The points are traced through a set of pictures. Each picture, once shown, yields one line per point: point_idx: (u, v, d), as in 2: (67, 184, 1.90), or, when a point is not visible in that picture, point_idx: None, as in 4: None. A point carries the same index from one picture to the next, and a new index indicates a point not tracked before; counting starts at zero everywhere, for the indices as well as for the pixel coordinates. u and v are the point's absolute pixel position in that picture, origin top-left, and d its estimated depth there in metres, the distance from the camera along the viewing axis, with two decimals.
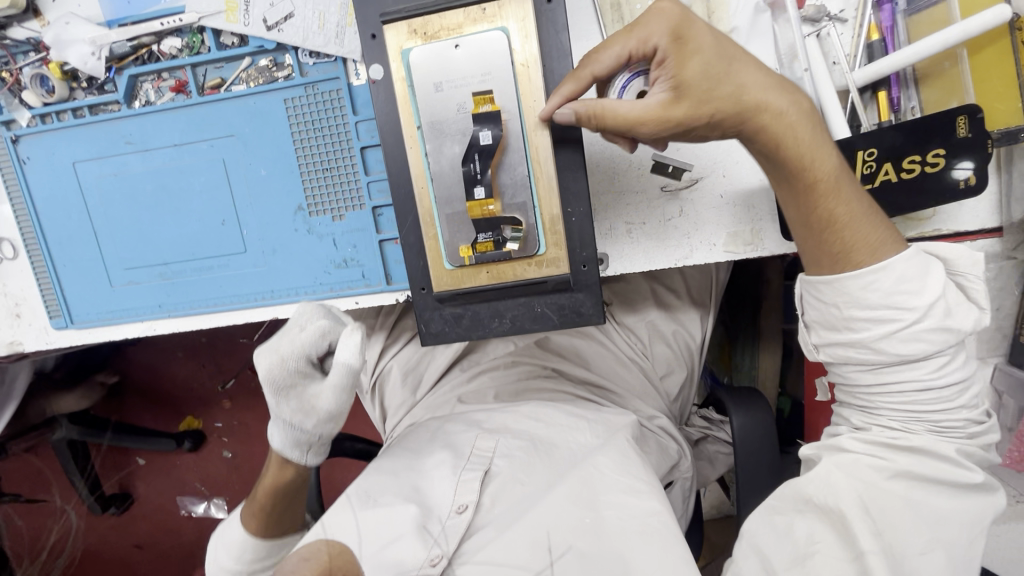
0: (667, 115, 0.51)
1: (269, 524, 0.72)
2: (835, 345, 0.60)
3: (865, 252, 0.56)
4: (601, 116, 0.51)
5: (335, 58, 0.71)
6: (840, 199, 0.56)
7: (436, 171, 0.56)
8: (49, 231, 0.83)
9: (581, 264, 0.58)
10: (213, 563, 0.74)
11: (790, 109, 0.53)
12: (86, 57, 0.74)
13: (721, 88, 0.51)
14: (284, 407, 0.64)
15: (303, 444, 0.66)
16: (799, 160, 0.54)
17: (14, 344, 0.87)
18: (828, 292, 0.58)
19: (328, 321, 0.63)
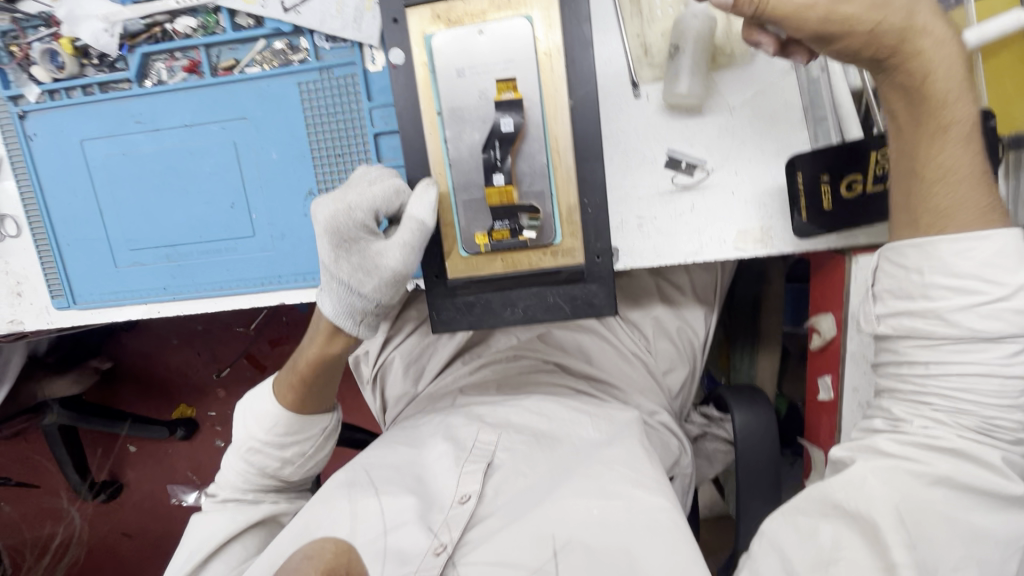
0: (836, 9, 0.50)
1: (308, 395, 0.70)
2: (904, 315, 0.55)
3: (970, 215, 0.53)
4: (768, 4, 0.50)
5: (351, 43, 0.71)
6: (962, 152, 0.54)
7: (455, 157, 0.56)
8: (54, 209, 0.82)
9: (595, 256, 0.59)
10: (238, 434, 0.73)
11: (948, 44, 0.53)
12: (98, 33, 0.73)
13: (895, 1, 0.51)
14: (344, 269, 0.56)
15: (356, 313, 0.58)
16: (940, 98, 0.53)
17: (14, 324, 0.86)
18: (913, 255, 0.54)
19: (399, 180, 0.57)
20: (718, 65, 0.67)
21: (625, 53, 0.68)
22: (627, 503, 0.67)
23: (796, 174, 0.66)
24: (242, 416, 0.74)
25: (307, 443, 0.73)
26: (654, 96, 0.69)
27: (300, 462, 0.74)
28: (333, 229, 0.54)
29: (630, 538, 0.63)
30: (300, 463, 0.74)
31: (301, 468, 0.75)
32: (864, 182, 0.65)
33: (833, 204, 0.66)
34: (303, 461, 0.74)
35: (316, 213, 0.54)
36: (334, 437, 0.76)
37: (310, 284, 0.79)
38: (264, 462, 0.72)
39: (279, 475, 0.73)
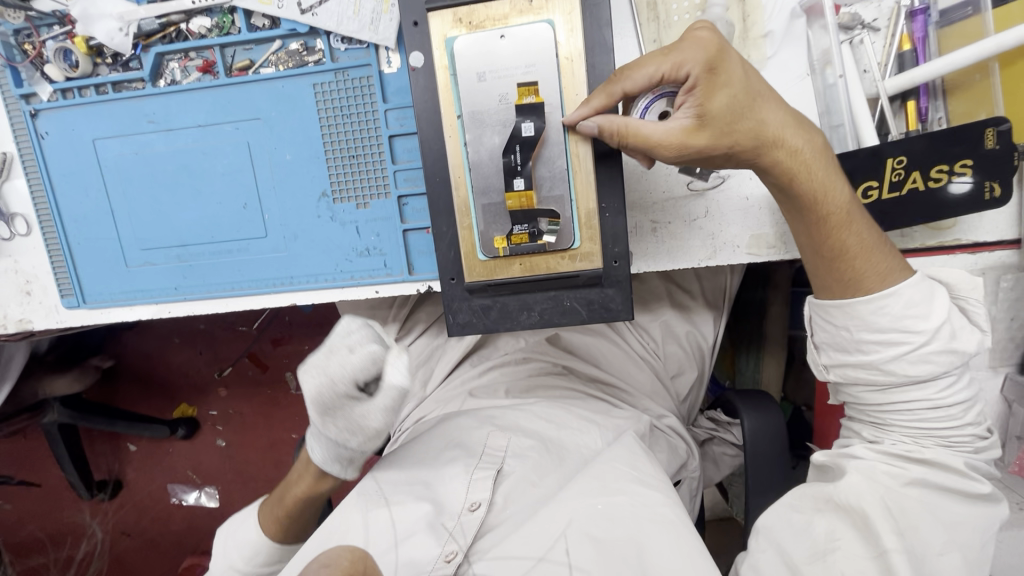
0: (687, 143, 0.52)
1: (288, 529, 0.70)
2: (845, 365, 0.62)
3: (875, 281, 0.58)
4: (629, 138, 0.52)
5: (367, 45, 0.71)
6: (854, 229, 0.58)
7: (474, 161, 0.56)
8: (65, 208, 0.82)
9: (612, 260, 0.59)
10: (217, 562, 0.71)
11: (802, 143, 0.55)
12: (113, 32, 0.73)
13: (740, 125, 0.52)
14: (331, 429, 0.60)
15: (344, 458, 0.63)
16: (818, 192, 0.56)
17: (23, 322, 0.86)
18: (838, 315, 0.60)
19: (377, 345, 0.59)
20: None
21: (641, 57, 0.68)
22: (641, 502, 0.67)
23: None
24: (222, 538, 0.72)
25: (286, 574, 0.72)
26: None
27: None
28: (318, 400, 0.57)
29: (639, 531, 0.63)
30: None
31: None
32: (881, 189, 0.64)
33: None
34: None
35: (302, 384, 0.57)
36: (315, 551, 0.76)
37: (323, 285, 0.79)
38: None
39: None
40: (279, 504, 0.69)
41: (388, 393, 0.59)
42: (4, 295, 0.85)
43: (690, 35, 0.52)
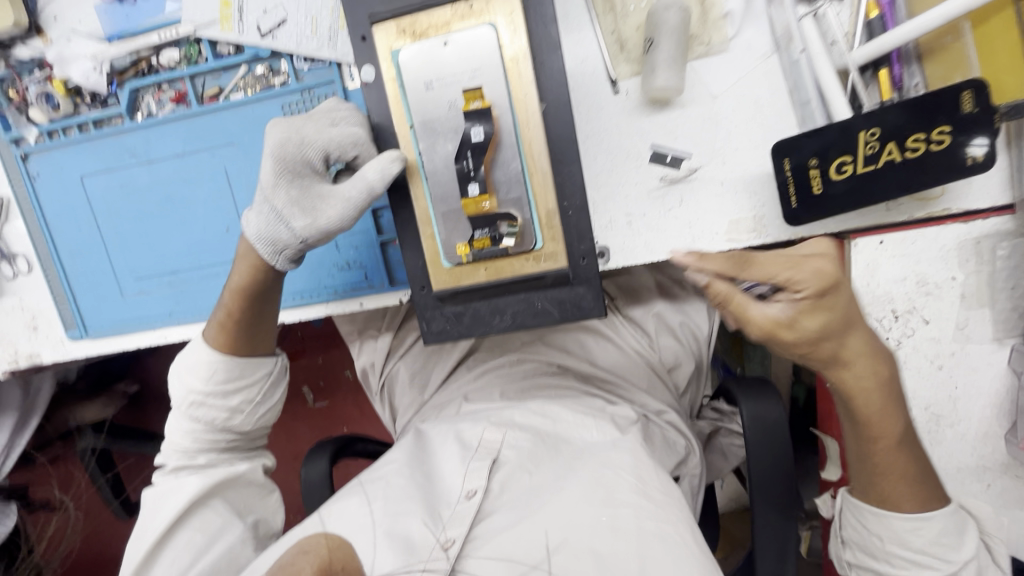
0: (777, 333, 0.49)
1: (237, 334, 0.67)
2: (867, 568, 0.58)
3: (910, 505, 0.55)
4: (729, 308, 0.50)
5: (329, 62, 0.72)
6: (901, 452, 0.54)
7: (430, 170, 0.56)
8: (61, 245, 0.85)
9: (579, 258, 0.58)
10: (176, 394, 0.68)
11: (877, 371, 0.52)
12: (88, 72, 0.76)
13: (825, 343, 0.49)
14: (280, 198, 0.58)
15: (277, 245, 0.60)
16: (867, 416, 0.53)
17: (32, 356, 0.89)
18: (872, 521, 0.56)
19: (361, 128, 0.58)
20: (696, 55, 0.66)
21: (601, 50, 0.68)
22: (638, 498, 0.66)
23: (783, 159, 0.64)
24: (176, 371, 0.69)
25: (252, 389, 0.68)
26: (633, 91, 0.68)
27: (250, 410, 0.69)
28: (280, 156, 0.57)
29: (643, 546, 0.61)
30: (251, 411, 0.69)
31: (253, 417, 0.69)
32: (855, 164, 0.62)
33: (823, 187, 0.63)
34: (253, 409, 0.69)
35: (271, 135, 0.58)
36: (281, 383, 0.72)
37: (309, 301, 0.81)
38: (211, 416, 0.67)
39: (230, 427, 0.68)
40: (220, 306, 0.66)
41: (356, 188, 0.57)
42: (13, 332, 0.89)
43: (810, 257, 0.48)
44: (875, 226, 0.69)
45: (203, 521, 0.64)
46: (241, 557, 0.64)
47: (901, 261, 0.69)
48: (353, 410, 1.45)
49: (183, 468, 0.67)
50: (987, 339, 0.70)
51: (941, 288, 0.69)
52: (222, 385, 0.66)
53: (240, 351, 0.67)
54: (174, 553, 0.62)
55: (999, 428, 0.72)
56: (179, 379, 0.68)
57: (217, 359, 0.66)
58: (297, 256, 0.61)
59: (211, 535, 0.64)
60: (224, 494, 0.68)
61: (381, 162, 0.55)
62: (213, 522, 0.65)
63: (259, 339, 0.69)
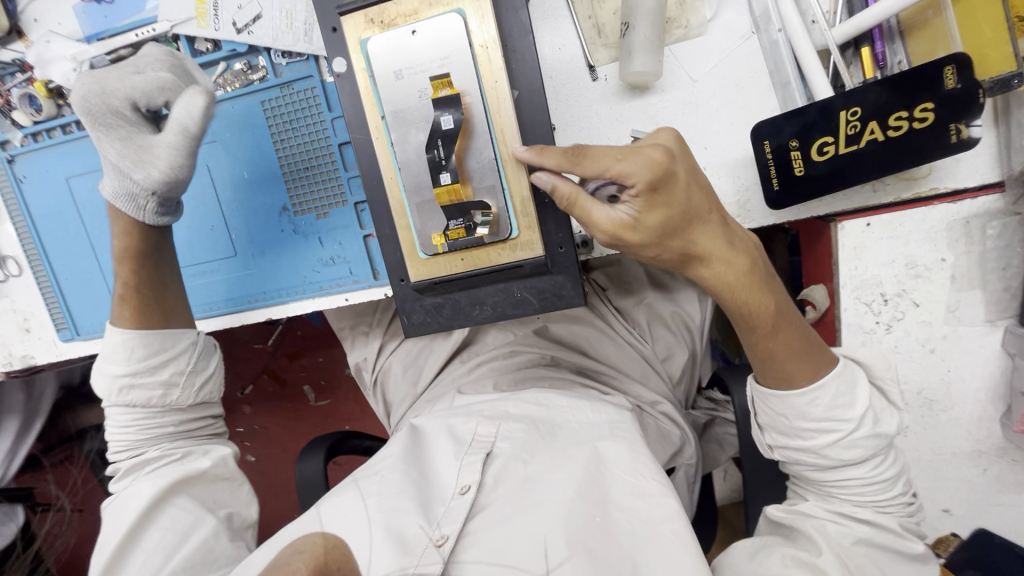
0: (621, 235, 0.51)
1: (149, 308, 0.69)
2: (789, 450, 0.57)
3: (805, 376, 0.54)
4: (578, 211, 0.51)
5: (306, 57, 0.71)
6: (788, 330, 0.54)
7: (403, 161, 0.56)
8: (50, 247, 0.85)
9: (557, 246, 0.58)
10: (104, 387, 0.68)
11: (738, 257, 0.53)
12: (69, 73, 0.76)
13: (672, 240, 0.51)
14: (111, 152, 0.64)
15: (133, 196, 0.66)
16: (740, 298, 0.53)
17: (26, 359, 0.90)
18: (776, 404, 0.56)
19: (169, 76, 0.65)
20: (674, 38, 0.65)
21: (578, 37, 0.67)
22: (629, 491, 0.65)
23: (764, 141, 0.63)
24: (98, 369, 0.69)
25: (181, 357, 0.69)
26: (612, 78, 0.67)
27: (185, 382, 0.70)
28: (86, 108, 0.63)
29: (636, 544, 0.61)
30: (186, 382, 0.70)
31: (191, 389, 0.70)
32: (837, 144, 0.60)
33: (806, 169, 0.62)
34: (188, 380, 0.70)
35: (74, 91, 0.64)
36: (212, 354, 0.74)
37: (294, 297, 0.81)
38: (145, 396, 0.68)
39: (170, 404, 0.69)
40: (128, 286, 0.69)
41: (174, 130, 0.63)
42: (7, 335, 0.90)
43: (641, 148, 0.48)
44: (862, 209, 0.68)
45: (173, 518, 0.62)
46: (217, 550, 0.62)
47: (888, 243, 0.68)
48: (353, 408, 1.46)
49: (138, 468, 0.67)
50: (979, 321, 0.68)
51: (931, 269, 0.68)
52: (147, 362, 0.68)
53: (158, 325, 0.70)
54: (145, 553, 0.59)
55: (995, 411, 0.71)
56: (104, 370, 0.69)
57: (134, 337, 0.68)
58: (153, 207, 0.67)
59: (183, 533, 0.62)
60: (190, 491, 0.66)
61: (186, 102, 0.62)
62: (182, 519, 0.63)
63: (174, 311, 0.72)
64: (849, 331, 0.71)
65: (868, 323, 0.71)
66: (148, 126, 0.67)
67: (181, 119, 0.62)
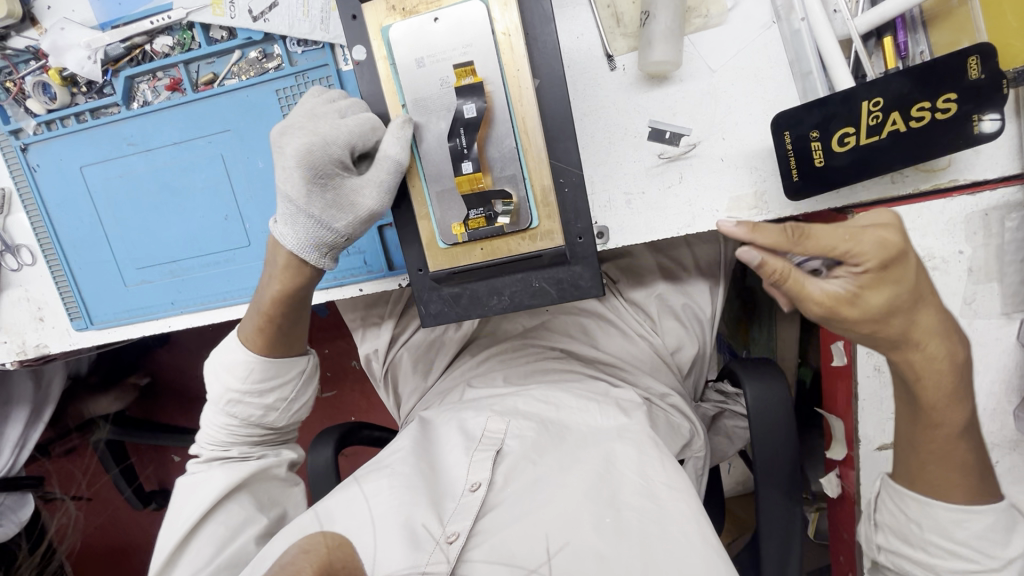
0: (835, 312, 0.47)
1: (275, 340, 0.67)
2: (902, 555, 0.58)
3: (961, 497, 0.54)
4: (788, 285, 0.48)
5: (322, 45, 0.71)
6: (965, 446, 0.53)
7: (423, 149, 0.56)
8: (64, 236, 0.85)
9: (577, 236, 0.58)
10: (214, 391, 0.69)
11: (942, 356, 0.50)
12: (83, 60, 0.75)
13: (895, 319, 0.48)
14: (315, 204, 0.57)
15: (326, 246, 0.59)
16: (921, 380, 0.51)
17: (40, 347, 0.90)
18: (914, 509, 0.55)
19: (374, 114, 0.56)
20: (693, 28, 0.65)
21: (597, 26, 0.66)
22: (638, 492, 0.66)
23: (783, 131, 0.63)
24: (213, 369, 0.70)
25: (287, 388, 0.69)
26: (630, 67, 0.67)
27: (283, 407, 0.71)
28: (308, 160, 0.54)
29: (647, 540, 0.61)
30: (284, 408, 0.71)
31: (287, 413, 0.72)
32: (858, 135, 0.60)
33: (826, 160, 0.62)
34: (287, 406, 0.71)
35: (287, 142, 0.54)
36: (311, 382, 0.74)
37: None
38: (247, 412, 0.69)
39: (265, 423, 0.70)
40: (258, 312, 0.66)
41: (383, 167, 0.54)
42: (21, 324, 0.90)
43: (870, 227, 0.46)
44: (879, 201, 0.68)
45: (228, 514, 0.66)
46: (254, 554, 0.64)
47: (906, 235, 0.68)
48: (360, 399, 1.46)
49: (216, 459, 0.70)
50: (994, 313, 0.68)
51: (948, 262, 0.68)
52: (259, 384, 0.68)
53: (277, 354, 0.68)
54: (199, 546, 0.64)
55: (1008, 404, 0.71)
56: (217, 376, 0.69)
57: (255, 360, 0.67)
58: (334, 258, 0.61)
59: (234, 529, 0.65)
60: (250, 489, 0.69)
61: (393, 133, 0.53)
62: (236, 517, 0.66)
63: (296, 339, 0.70)
64: None
65: None
66: (356, 170, 0.59)
67: (393, 150, 0.53)
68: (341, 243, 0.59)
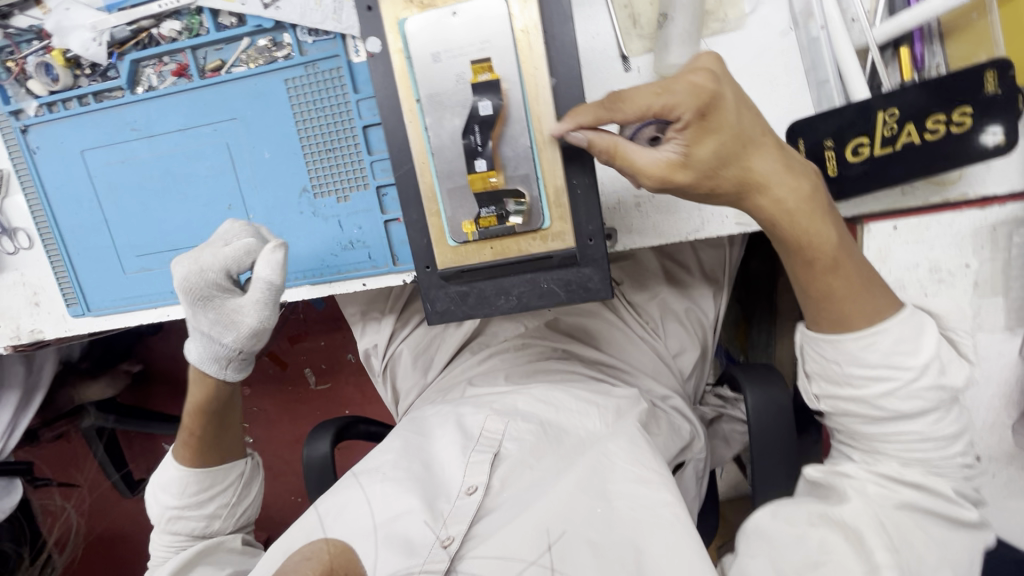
0: (670, 177, 0.50)
1: (205, 450, 0.72)
2: (836, 398, 0.55)
3: (860, 319, 0.52)
4: (617, 160, 0.51)
5: (333, 35, 0.70)
6: (850, 273, 0.52)
7: (436, 146, 0.55)
8: (63, 220, 0.84)
9: (587, 238, 0.57)
10: (154, 512, 0.72)
11: (796, 193, 0.51)
12: (87, 42, 0.74)
13: (726, 170, 0.50)
14: (203, 322, 0.68)
15: (222, 358, 0.69)
16: (800, 237, 0.52)
17: (35, 333, 0.89)
18: (830, 351, 0.54)
19: (253, 240, 0.66)
20: (711, 31, 0.64)
21: (613, 25, 0.66)
22: (633, 480, 0.64)
23: (798, 139, 0.63)
24: (153, 491, 0.74)
25: (226, 493, 0.73)
26: (644, 69, 0.66)
27: (226, 513, 0.74)
28: (188, 286, 0.65)
29: (636, 534, 0.61)
30: (228, 513, 0.74)
31: (232, 518, 0.74)
32: (872, 146, 0.60)
33: (838, 170, 0.62)
34: (230, 512, 0.74)
35: (176, 271, 0.66)
36: (254, 482, 0.78)
37: (313, 280, 0.80)
38: (189, 527, 0.72)
39: (211, 532, 0.73)
40: (182, 427, 0.73)
41: (258, 289, 0.66)
42: (16, 308, 0.89)
43: (683, 75, 0.47)
44: (890, 212, 0.68)
45: None
46: None
47: (914, 247, 0.68)
48: (354, 392, 1.46)
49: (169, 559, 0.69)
50: (998, 328, 0.69)
51: (954, 275, 0.68)
52: (197, 495, 0.71)
53: (211, 462, 0.73)
54: None
55: (1006, 419, 0.71)
56: (156, 499, 0.73)
57: (188, 474, 0.71)
58: (236, 365, 0.70)
59: None
60: (209, 560, 0.68)
61: (267, 259, 0.64)
62: None
63: (227, 447, 0.75)
64: None
65: None
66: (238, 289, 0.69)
67: (268, 277, 0.64)
68: (235, 356, 0.69)
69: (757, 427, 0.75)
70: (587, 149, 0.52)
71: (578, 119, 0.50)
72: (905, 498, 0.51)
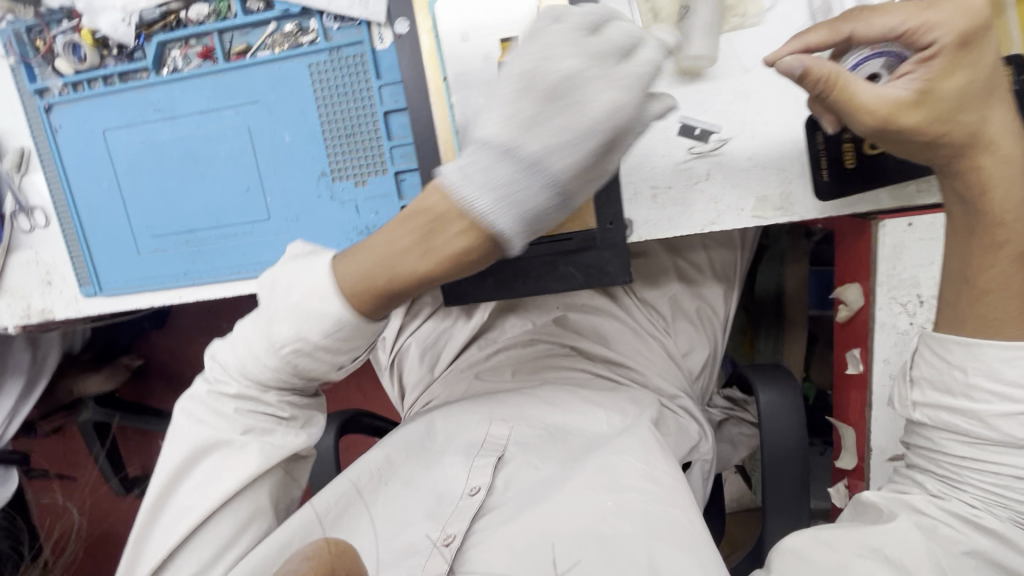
0: (895, 117, 0.51)
1: (387, 296, 0.50)
2: (940, 407, 0.58)
3: (1016, 329, 0.55)
4: (837, 92, 0.51)
5: (359, 22, 0.71)
6: (1016, 268, 0.56)
7: (461, 124, 0.56)
8: (80, 199, 0.84)
9: (607, 222, 0.59)
10: (256, 342, 0.56)
11: (1016, 162, 0.55)
12: (117, 23, 0.75)
13: (963, 114, 0.52)
14: (497, 177, 0.42)
15: (510, 200, 0.42)
16: (998, 214, 0.55)
17: (45, 312, 0.88)
18: (959, 353, 0.57)
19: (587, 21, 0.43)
20: (730, 26, 0.66)
21: (634, 20, 0.67)
22: (642, 475, 0.63)
23: (816, 131, 0.65)
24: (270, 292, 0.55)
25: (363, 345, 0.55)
26: (664, 62, 0.68)
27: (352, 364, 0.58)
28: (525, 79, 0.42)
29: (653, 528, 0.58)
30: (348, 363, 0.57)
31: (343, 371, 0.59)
32: None
33: (855, 161, 0.64)
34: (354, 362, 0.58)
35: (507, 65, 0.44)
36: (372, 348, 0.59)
37: None
38: (310, 366, 0.55)
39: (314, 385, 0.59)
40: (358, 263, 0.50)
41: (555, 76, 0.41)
42: (27, 287, 0.88)
43: None
44: (903, 209, 0.68)
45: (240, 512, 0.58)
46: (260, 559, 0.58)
47: (929, 245, 0.68)
48: (355, 394, 1.45)
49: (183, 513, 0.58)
50: None
51: None
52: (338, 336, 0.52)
53: (370, 297, 0.50)
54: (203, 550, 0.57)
55: None
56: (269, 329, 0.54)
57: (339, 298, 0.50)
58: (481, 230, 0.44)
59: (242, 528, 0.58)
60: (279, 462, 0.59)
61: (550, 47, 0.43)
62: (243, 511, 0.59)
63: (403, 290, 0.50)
64: (882, 331, 0.71)
65: (902, 324, 0.71)
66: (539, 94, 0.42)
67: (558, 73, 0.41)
68: (512, 205, 0.43)
69: (769, 427, 0.75)
70: (797, 82, 0.51)
71: (805, 40, 0.56)
72: (969, 544, 0.53)
